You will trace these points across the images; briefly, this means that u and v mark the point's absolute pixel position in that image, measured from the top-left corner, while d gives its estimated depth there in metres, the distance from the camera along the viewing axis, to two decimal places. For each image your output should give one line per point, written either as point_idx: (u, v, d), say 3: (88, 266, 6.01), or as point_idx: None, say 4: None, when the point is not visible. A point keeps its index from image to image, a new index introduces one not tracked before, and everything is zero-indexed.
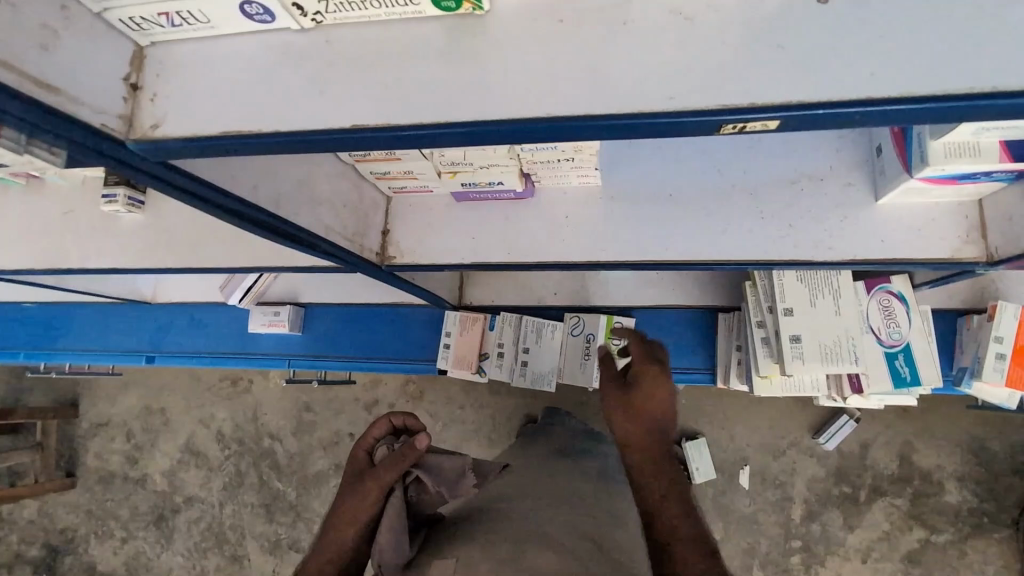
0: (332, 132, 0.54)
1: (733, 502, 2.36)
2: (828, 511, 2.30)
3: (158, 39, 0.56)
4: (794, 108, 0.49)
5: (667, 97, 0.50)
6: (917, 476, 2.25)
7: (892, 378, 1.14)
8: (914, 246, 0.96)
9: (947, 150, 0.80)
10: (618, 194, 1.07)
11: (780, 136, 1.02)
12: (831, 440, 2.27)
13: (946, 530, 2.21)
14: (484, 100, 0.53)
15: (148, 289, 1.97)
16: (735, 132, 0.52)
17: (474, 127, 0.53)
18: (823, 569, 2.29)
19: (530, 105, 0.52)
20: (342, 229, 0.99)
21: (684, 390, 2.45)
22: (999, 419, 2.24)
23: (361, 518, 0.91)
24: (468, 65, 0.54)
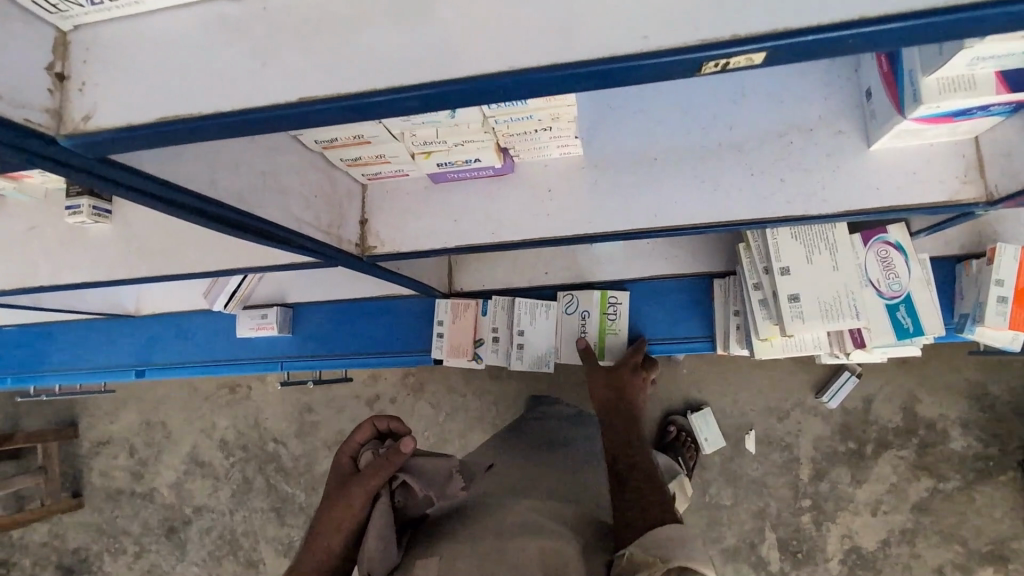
0: (280, 107, 0.50)
1: (741, 468, 2.36)
2: (836, 468, 2.31)
3: (81, 22, 0.51)
4: (777, 37, 0.45)
5: (639, 37, 0.46)
6: (922, 426, 2.25)
7: (895, 330, 1.11)
8: (910, 191, 0.92)
9: (941, 87, 0.77)
10: (601, 162, 1.03)
11: (764, 87, 0.98)
12: (835, 398, 2.26)
13: (953, 477, 2.22)
14: (441, 58, 0.49)
15: (130, 303, 1.93)
16: (717, 70, 0.48)
17: (434, 89, 0.48)
18: (835, 526, 2.30)
19: (491, 59, 0.48)
20: (316, 221, 0.94)
21: (685, 360, 2.43)
22: (1000, 363, 2.23)
23: (346, 526, 0.92)
24: (420, 21, 0.49)
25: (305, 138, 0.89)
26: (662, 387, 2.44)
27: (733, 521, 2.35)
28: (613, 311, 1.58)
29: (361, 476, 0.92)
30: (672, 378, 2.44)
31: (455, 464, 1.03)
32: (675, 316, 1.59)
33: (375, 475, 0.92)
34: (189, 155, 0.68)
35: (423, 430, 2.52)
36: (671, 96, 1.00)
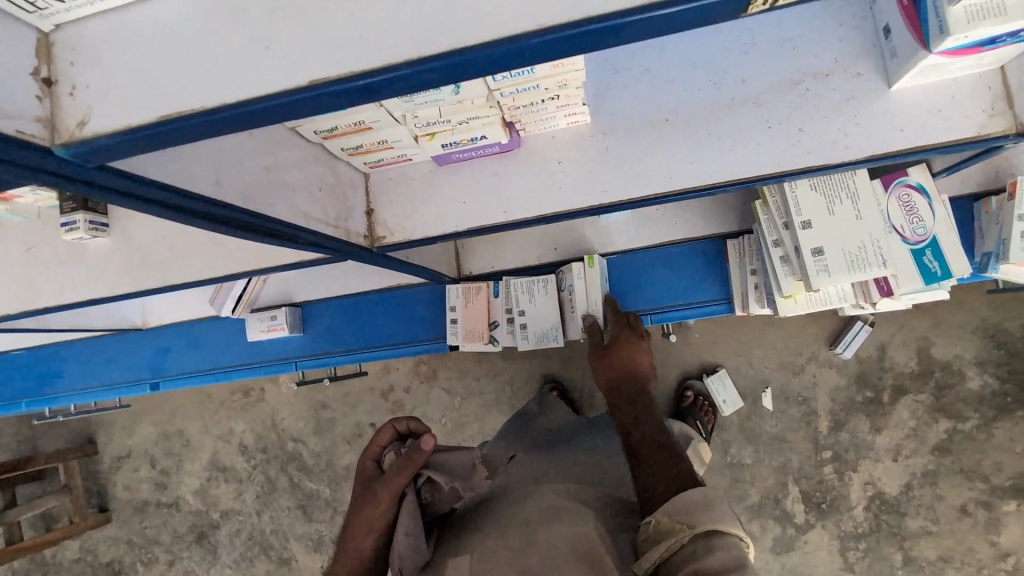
0: (289, 94, 0.47)
1: (760, 425, 2.37)
2: (855, 417, 2.31)
3: (62, 21, 0.47)
4: None
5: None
6: (938, 368, 2.25)
7: (923, 275, 1.08)
8: (935, 130, 0.89)
9: (969, 16, 0.73)
10: (611, 129, 0.99)
11: (777, 33, 0.93)
12: (849, 348, 2.25)
13: (971, 416, 2.23)
14: (455, 22, 0.45)
15: (138, 317, 1.90)
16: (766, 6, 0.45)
17: (454, 57, 0.46)
18: (857, 474, 2.31)
19: (512, 19, 0.45)
20: (323, 216, 0.91)
21: (696, 324, 2.41)
22: (1013, 299, 2.21)
23: (376, 526, 0.93)
24: None
25: (305, 129, 0.85)
26: (676, 353, 2.43)
27: (756, 478, 2.37)
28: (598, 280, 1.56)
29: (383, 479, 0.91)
30: (685, 343, 2.42)
31: (477, 454, 1.00)
32: (688, 281, 1.57)
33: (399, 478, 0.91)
34: (191, 156, 0.64)
35: (440, 416, 2.53)
36: (679, 52, 0.96)
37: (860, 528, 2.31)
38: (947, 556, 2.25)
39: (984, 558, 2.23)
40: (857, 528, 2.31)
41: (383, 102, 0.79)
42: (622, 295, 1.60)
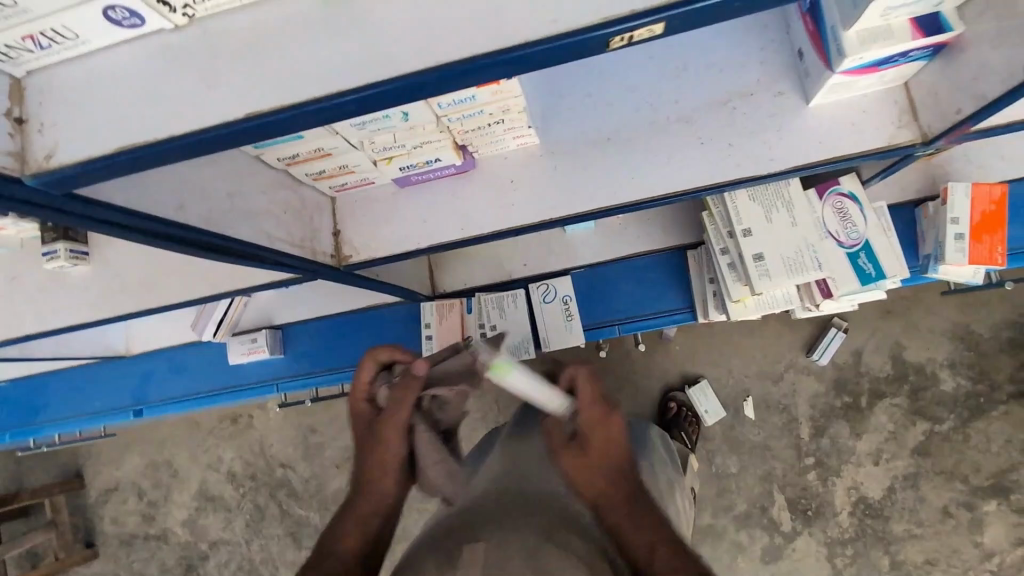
0: (230, 125, 0.52)
1: (743, 434, 2.41)
2: (835, 423, 2.36)
3: (33, 68, 0.54)
4: (674, 7, 0.48)
5: (549, 21, 0.50)
6: (912, 372, 2.31)
7: (858, 276, 1.15)
8: (850, 141, 0.96)
9: (861, 39, 0.82)
10: (559, 149, 1.07)
11: (704, 58, 1.02)
12: (825, 354, 2.34)
13: (947, 417, 2.28)
14: (367, 62, 0.52)
15: (121, 343, 1.94)
16: (625, 43, 0.51)
17: (370, 89, 0.51)
18: (840, 479, 2.35)
19: (414, 58, 0.51)
20: (287, 237, 0.97)
21: (677, 337, 2.47)
22: (979, 302, 2.29)
23: (391, 462, 0.90)
24: (350, 35, 0.53)
25: (267, 157, 0.92)
26: (658, 366, 2.48)
27: (742, 487, 2.40)
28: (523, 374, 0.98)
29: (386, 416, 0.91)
30: (666, 356, 2.47)
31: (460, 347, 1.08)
32: (653, 291, 1.64)
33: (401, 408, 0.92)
34: (155, 183, 0.70)
35: None
36: (617, 77, 1.05)
37: (846, 534, 2.34)
38: (934, 559, 2.28)
39: (970, 560, 2.26)
40: (843, 534, 2.34)
41: (337, 125, 0.85)
42: (592, 305, 1.66)
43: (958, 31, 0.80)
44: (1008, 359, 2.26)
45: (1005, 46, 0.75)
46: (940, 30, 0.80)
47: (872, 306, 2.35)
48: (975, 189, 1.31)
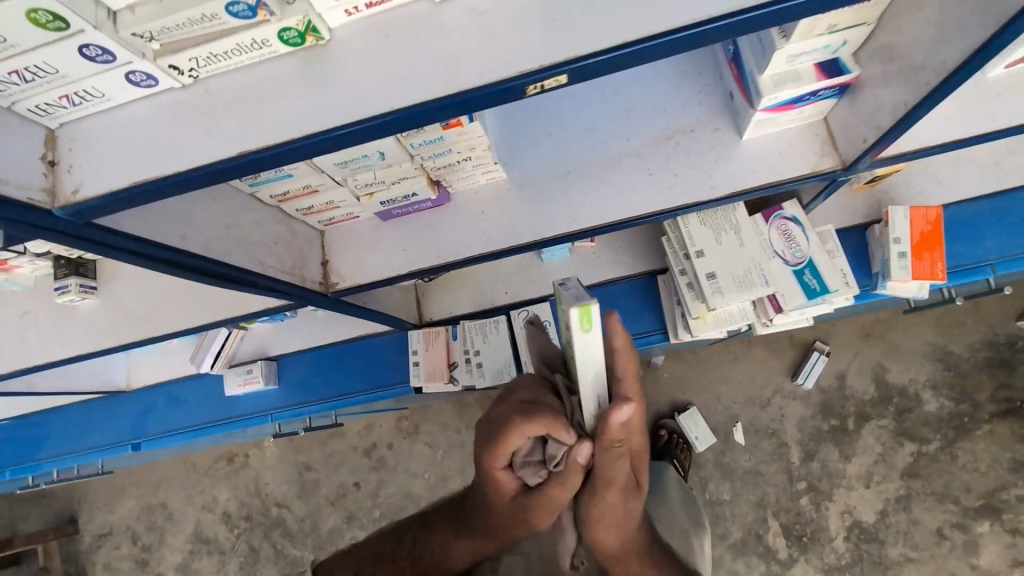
0: (217, 163, 0.61)
1: (734, 460, 2.44)
2: (824, 446, 2.40)
3: (64, 120, 0.65)
4: (571, 61, 0.56)
5: (479, 75, 0.58)
6: (896, 393, 2.38)
7: (804, 291, 1.25)
8: (777, 168, 1.09)
9: (774, 81, 0.94)
10: (524, 183, 1.19)
11: (651, 100, 1.15)
12: (810, 378, 2.40)
13: (933, 438, 2.33)
14: (326, 112, 0.60)
15: (122, 378, 2.01)
16: (539, 93, 0.59)
17: (329, 133, 0.60)
18: (832, 503, 2.37)
19: (363, 105, 0.60)
20: (278, 264, 1.07)
21: (665, 365, 2.54)
22: (956, 324, 2.37)
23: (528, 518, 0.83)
24: (317, 86, 0.61)
25: (262, 195, 1.04)
26: (648, 395, 2.53)
27: (735, 514, 2.41)
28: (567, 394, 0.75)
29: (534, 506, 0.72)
30: (655, 383, 2.54)
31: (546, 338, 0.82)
32: (627, 315, 1.73)
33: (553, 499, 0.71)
34: (160, 215, 0.81)
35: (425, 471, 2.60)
36: (574, 120, 1.18)
37: (842, 560, 2.34)
38: None
39: None
40: (839, 559, 2.34)
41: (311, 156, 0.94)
42: None
43: (855, 73, 0.93)
44: (988, 379, 2.33)
45: (892, 87, 0.88)
46: (840, 72, 0.93)
47: (852, 329, 2.43)
48: (913, 212, 1.44)
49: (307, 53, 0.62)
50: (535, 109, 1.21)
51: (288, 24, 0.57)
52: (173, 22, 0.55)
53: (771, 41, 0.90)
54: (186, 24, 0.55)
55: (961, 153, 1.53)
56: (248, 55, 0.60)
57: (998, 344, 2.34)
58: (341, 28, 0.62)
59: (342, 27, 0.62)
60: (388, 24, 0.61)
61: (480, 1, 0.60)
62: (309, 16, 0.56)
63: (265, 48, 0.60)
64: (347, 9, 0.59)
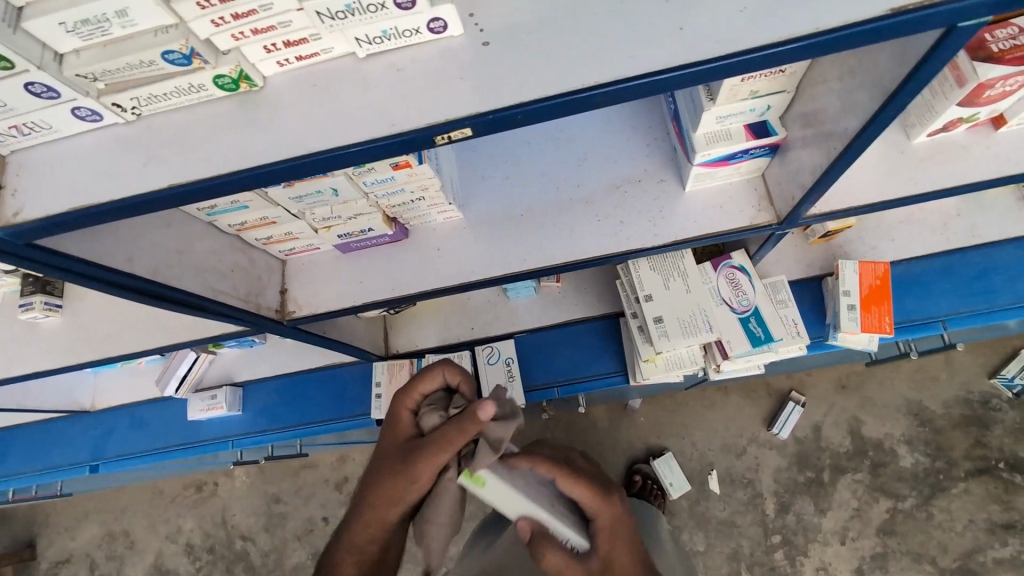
0: (149, 193, 0.65)
1: (708, 509, 2.39)
2: (799, 499, 2.36)
3: (17, 148, 0.70)
4: (473, 116, 0.61)
5: (387, 125, 0.63)
6: (870, 447, 2.36)
7: (749, 338, 1.29)
8: (718, 219, 1.13)
9: (707, 139, 0.99)
10: (478, 223, 1.24)
11: (602, 151, 1.22)
12: (785, 428, 2.38)
13: (909, 494, 2.30)
14: (254, 151, 0.65)
15: (86, 399, 2.00)
16: (448, 142, 0.64)
17: (252, 171, 0.64)
18: (808, 560, 2.31)
19: (286, 148, 0.64)
20: (232, 291, 1.09)
21: (642, 409, 2.52)
22: (929, 379, 2.39)
23: (408, 494, 1.01)
24: (247, 127, 0.66)
25: (220, 223, 1.08)
26: (624, 438, 2.50)
27: (708, 566, 2.34)
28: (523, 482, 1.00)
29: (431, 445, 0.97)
30: (631, 427, 2.51)
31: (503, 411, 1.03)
32: (589, 355, 1.76)
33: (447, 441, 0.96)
34: (107, 239, 0.85)
35: None
36: (529, 166, 1.24)
37: None
38: None
39: None
40: None
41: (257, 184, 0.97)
42: (535, 367, 1.77)
43: (782, 135, 0.99)
44: (962, 436, 2.32)
45: (811, 150, 0.95)
46: (768, 133, 0.99)
47: (827, 381, 2.44)
48: (862, 266, 1.48)
49: (241, 97, 0.67)
50: (494, 155, 1.28)
51: (221, 71, 0.62)
52: (114, 66, 0.60)
53: (701, 102, 0.96)
54: (127, 68, 0.60)
55: (915, 212, 1.59)
56: (186, 97, 0.66)
57: (973, 402, 2.34)
58: (275, 77, 0.67)
59: (276, 77, 0.67)
60: (316, 76, 0.67)
61: (398, 58, 0.65)
62: (241, 66, 0.62)
63: (202, 91, 0.66)
64: (279, 60, 0.65)
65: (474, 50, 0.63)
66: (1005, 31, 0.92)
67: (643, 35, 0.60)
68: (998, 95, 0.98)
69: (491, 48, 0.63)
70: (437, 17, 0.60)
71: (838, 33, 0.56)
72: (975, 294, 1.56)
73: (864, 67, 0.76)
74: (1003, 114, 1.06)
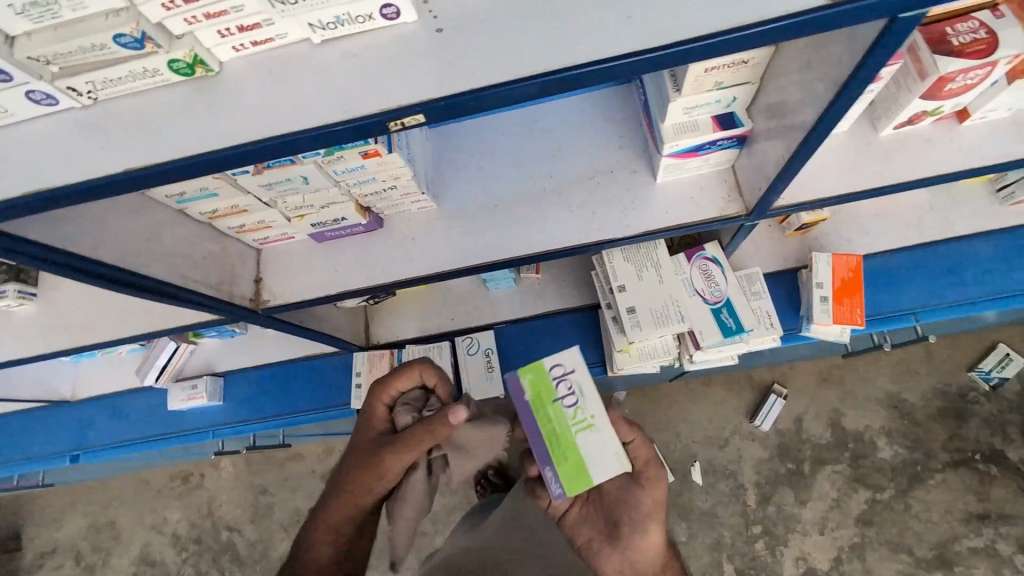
0: (104, 178, 0.65)
1: (691, 500, 2.42)
2: (780, 490, 2.39)
3: None
4: (424, 102, 0.61)
5: (341, 112, 0.63)
6: (851, 439, 2.40)
7: (720, 329, 1.31)
8: (687, 211, 1.14)
9: (675, 130, 1.00)
10: (453, 213, 1.24)
11: (576, 141, 1.22)
12: (767, 420, 2.41)
13: (887, 486, 2.34)
14: (209, 137, 0.65)
15: (66, 389, 1.99)
16: (402, 129, 0.64)
17: (206, 156, 0.64)
18: (787, 550, 2.34)
19: (240, 134, 0.64)
20: (204, 279, 1.09)
21: (627, 401, 2.54)
22: (909, 372, 2.42)
23: (376, 489, 1.06)
24: (202, 112, 0.66)
25: (190, 211, 1.09)
26: None
27: (690, 556, 2.37)
28: (564, 388, 1.04)
29: (401, 443, 1.03)
30: None
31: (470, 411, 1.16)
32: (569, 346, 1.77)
33: (417, 442, 1.03)
34: (72, 225, 0.85)
35: None
36: (504, 156, 1.25)
37: None
38: None
39: None
40: None
41: (224, 171, 0.96)
42: (514, 359, 1.78)
43: (748, 127, 1.00)
44: (940, 428, 2.36)
45: (774, 141, 0.96)
46: (734, 124, 1.00)
47: (809, 374, 2.47)
48: (836, 258, 1.50)
49: (198, 82, 0.68)
50: (469, 145, 1.28)
51: (176, 56, 0.62)
52: (66, 49, 0.60)
53: (667, 93, 0.97)
54: (78, 52, 0.61)
55: (890, 205, 1.61)
56: (142, 81, 0.66)
57: (951, 395, 2.38)
58: (231, 62, 0.67)
59: (232, 62, 0.68)
60: (272, 62, 0.67)
61: (353, 45, 0.65)
62: (196, 51, 0.62)
63: (156, 77, 0.66)
64: (234, 46, 0.65)
65: (426, 37, 0.64)
66: (965, 25, 0.95)
67: (593, 24, 0.61)
68: (960, 89, 0.99)
69: (443, 36, 0.63)
70: (389, 4, 0.61)
71: (781, 22, 0.57)
72: (946, 288, 1.58)
73: (820, 60, 0.78)
74: (967, 107, 1.07)
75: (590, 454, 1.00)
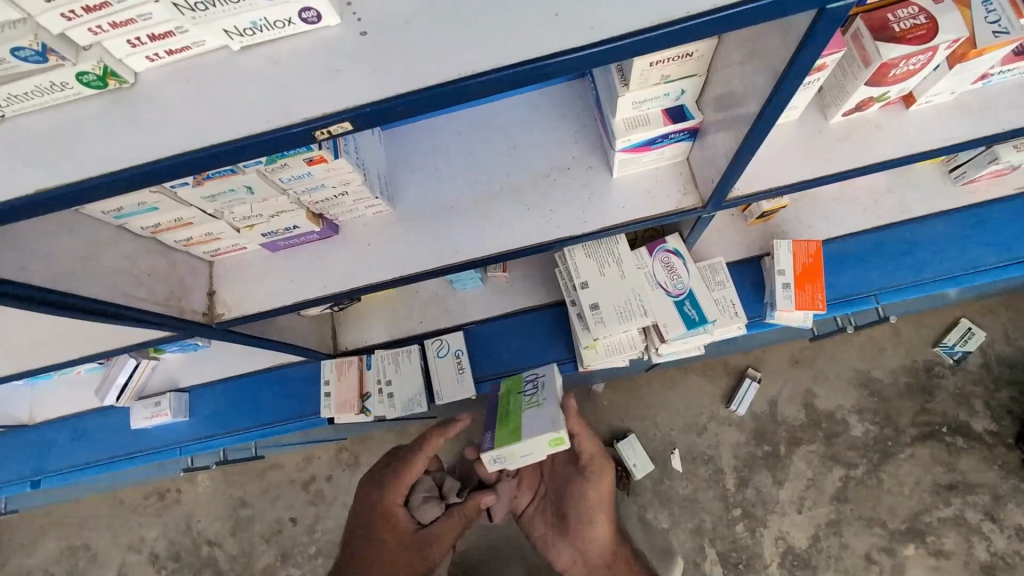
0: (16, 199, 0.61)
1: (672, 487, 2.44)
2: (758, 472, 2.42)
3: None
4: (350, 110, 0.59)
5: (266, 120, 0.60)
6: (824, 418, 2.44)
7: (684, 321, 1.31)
8: (645, 206, 1.13)
9: (626, 125, 0.99)
10: (409, 216, 1.22)
11: (531, 139, 1.21)
12: (742, 404, 2.44)
13: (860, 462, 2.38)
14: (127, 152, 0.62)
15: (23, 412, 1.91)
16: (330, 137, 0.62)
17: (126, 173, 0.61)
18: (767, 530, 2.37)
19: (159, 148, 0.61)
20: (150, 296, 1.05)
21: (605, 393, 2.54)
22: (876, 350, 2.47)
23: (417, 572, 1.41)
24: (119, 125, 0.63)
25: (131, 225, 1.04)
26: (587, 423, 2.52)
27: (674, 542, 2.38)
28: (531, 386, 1.40)
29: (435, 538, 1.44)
30: (595, 411, 2.52)
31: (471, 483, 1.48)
32: (540, 343, 1.76)
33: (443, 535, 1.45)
34: None
35: None
36: (459, 156, 1.23)
37: None
38: None
39: None
40: None
41: (162, 184, 0.92)
42: (484, 358, 1.76)
43: (698, 119, 1.00)
44: (908, 403, 2.41)
45: (724, 133, 0.96)
46: (685, 117, 1.00)
47: (782, 357, 2.51)
48: (797, 244, 1.52)
49: (113, 95, 0.64)
50: (422, 146, 1.26)
51: (83, 68, 0.59)
52: None
53: (616, 88, 0.96)
54: None
55: (847, 189, 1.63)
56: (52, 96, 0.63)
57: (918, 371, 2.43)
58: (147, 73, 0.64)
59: (148, 73, 0.64)
60: (191, 71, 0.64)
61: (276, 51, 0.63)
62: (105, 62, 0.59)
63: (67, 90, 0.62)
64: (147, 55, 0.62)
65: (350, 42, 0.62)
66: (906, 11, 0.96)
67: (520, 24, 0.59)
68: (903, 74, 1.00)
69: (368, 41, 0.61)
70: (308, 8, 0.58)
71: (711, 16, 0.56)
72: (904, 269, 1.62)
73: (761, 50, 0.78)
74: (912, 92, 1.09)
75: (528, 427, 1.29)
